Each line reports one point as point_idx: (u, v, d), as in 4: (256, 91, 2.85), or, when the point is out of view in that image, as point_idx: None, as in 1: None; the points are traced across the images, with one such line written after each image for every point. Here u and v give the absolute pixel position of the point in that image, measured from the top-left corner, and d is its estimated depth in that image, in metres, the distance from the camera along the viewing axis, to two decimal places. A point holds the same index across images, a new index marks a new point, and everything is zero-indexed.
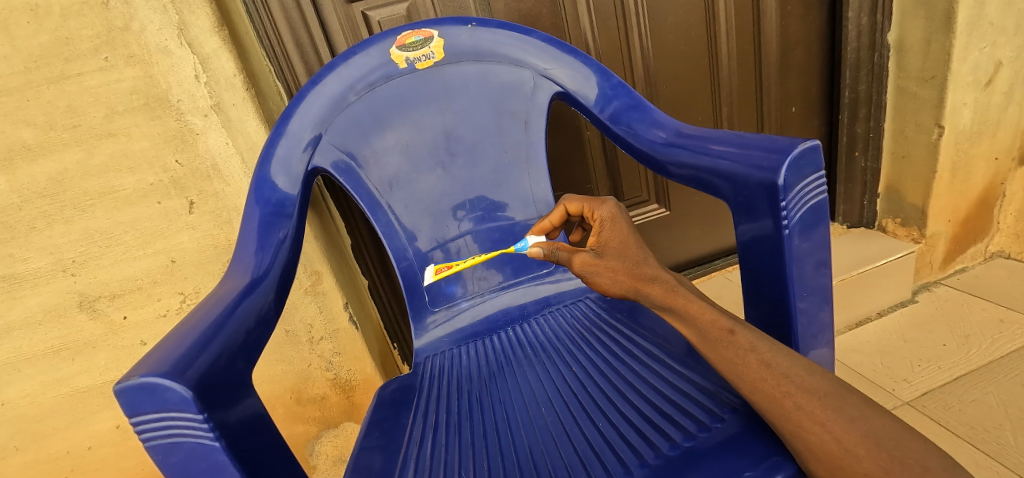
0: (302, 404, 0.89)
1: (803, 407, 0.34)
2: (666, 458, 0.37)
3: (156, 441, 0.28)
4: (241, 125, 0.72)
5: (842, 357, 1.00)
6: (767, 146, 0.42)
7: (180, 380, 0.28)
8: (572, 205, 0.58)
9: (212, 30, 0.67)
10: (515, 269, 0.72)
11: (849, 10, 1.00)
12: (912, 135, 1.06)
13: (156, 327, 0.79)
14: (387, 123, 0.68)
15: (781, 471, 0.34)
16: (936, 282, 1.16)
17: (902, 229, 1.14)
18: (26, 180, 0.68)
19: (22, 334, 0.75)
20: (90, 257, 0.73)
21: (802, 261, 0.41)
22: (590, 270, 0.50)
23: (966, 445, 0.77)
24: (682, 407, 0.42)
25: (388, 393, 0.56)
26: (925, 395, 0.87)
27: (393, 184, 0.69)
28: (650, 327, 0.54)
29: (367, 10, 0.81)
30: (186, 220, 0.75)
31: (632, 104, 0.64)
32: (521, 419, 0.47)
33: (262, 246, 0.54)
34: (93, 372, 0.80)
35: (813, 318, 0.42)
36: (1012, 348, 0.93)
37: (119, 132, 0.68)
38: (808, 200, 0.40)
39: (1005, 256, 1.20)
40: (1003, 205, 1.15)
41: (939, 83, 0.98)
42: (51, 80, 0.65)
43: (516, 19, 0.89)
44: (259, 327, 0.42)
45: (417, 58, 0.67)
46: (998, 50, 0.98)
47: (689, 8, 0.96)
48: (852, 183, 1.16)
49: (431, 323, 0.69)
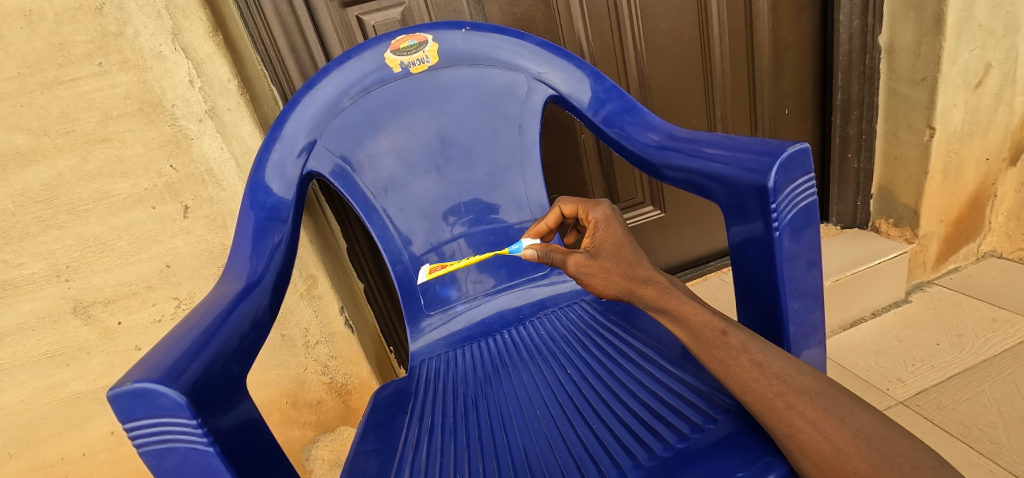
0: (298, 409, 0.89)
1: (794, 406, 0.34)
2: (660, 459, 0.38)
3: (150, 447, 0.29)
4: (235, 130, 0.72)
5: (836, 356, 1.00)
6: (758, 149, 0.43)
7: (174, 385, 0.28)
8: (566, 207, 0.59)
9: (206, 35, 0.67)
10: (510, 272, 0.72)
11: (841, 13, 1.01)
12: (904, 136, 1.07)
13: (151, 332, 0.79)
14: (381, 127, 0.68)
15: (773, 472, 0.34)
16: (930, 282, 1.17)
17: (895, 229, 1.15)
18: (20, 186, 0.68)
19: (15, 340, 0.75)
20: (83, 262, 0.73)
21: (793, 262, 0.41)
22: (585, 272, 0.51)
23: (960, 444, 0.77)
24: (677, 409, 0.42)
25: (384, 396, 0.56)
26: (919, 395, 0.88)
27: (388, 188, 0.69)
28: (645, 329, 0.55)
29: (362, 15, 0.82)
30: (181, 224, 0.74)
31: (626, 107, 0.65)
32: (516, 420, 0.47)
33: (257, 251, 0.55)
34: (88, 378, 0.80)
35: (806, 318, 0.43)
36: (1005, 347, 0.94)
37: (112, 137, 0.68)
38: (798, 202, 0.40)
39: (997, 256, 1.21)
40: (995, 205, 1.16)
41: (930, 85, 0.99)
42: (45, 86, 0.65)
43: (511, 23, 0.89)
44: (254, 331, 0.42)
45: (411, 63, 0.68)
46: (987, 52, 0.99)
47: (682, 11, 0.97)
48: (845, 185, 1.17)
49: (426, 327, 0.69)
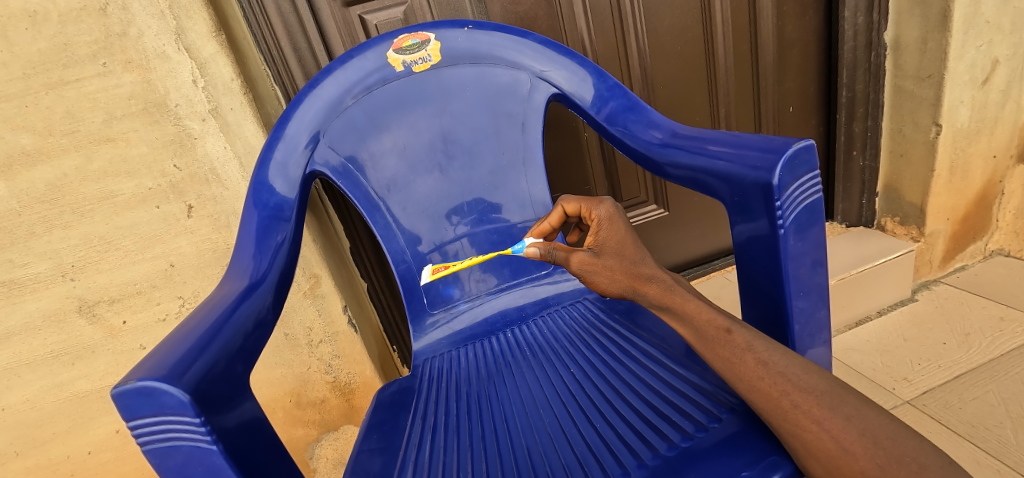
0: (302, 407, 0.90)
1: (800, 405, 0.34)
2: (664, 459, 0.37)
3: (154, 445, 0.29)
4: (238, 130, 0.72)
5: (842, 356, 1.00)
6: (763, 146, 0.43)
7: (177, 384, 0.28)
8: (569, 206, 0.58)
9: (209, 35, 0.67)
10: (513, 271, 0.72)
11: (845, 11, 1.00)
12: (910, 133, 1.06)
13: (156, 331, 0.80)
14: (384, 125, 0.68)
15: (778, 472, 0.34)
16: (936, 281, 1.16)
17: (901, 228, 1.14)
18: (25, 186, 0.68)
19: (22, 339, 0.75)
20: (89, 262, 0.73)
21: (797, 261, 0.41)
22: (588, 270, 0.50)
23: (967, 443, 0.77)
24: (681, 408, 0.42)
25: (388, 395, 0.56)
26: (925, 394, 0.87)
27: (391, 187, 0.69)
28: (649, 328, 0.54)
29: (364, 14, 0.82)
30: (185, 224, 0.75)
31: (629, 105, 0.65)
32: (519, 419, 0.47)
33: (260, 250, 0.55)
34: (93, 377, 0.80)
35: (811, 317, 0.42)
36: (1013, 346, 0.93)
37: (116, 137, 0.69)
38: (803, 200, 0.40)
39: (1004, 254, 1.20)
40: (1002, 202, 1.15)
41: (936, 82, 0.98)
42: (50, 86, 0.65)
43: (513, 21, 0.89)
44: (258, 330, 0.42)
45: (414, 62, 0.67)
46: (994, 48, 0.98)
47: (686, 8, 0.96)
48: (850, 183, 1.16)
49: (429, 325, 0.69)
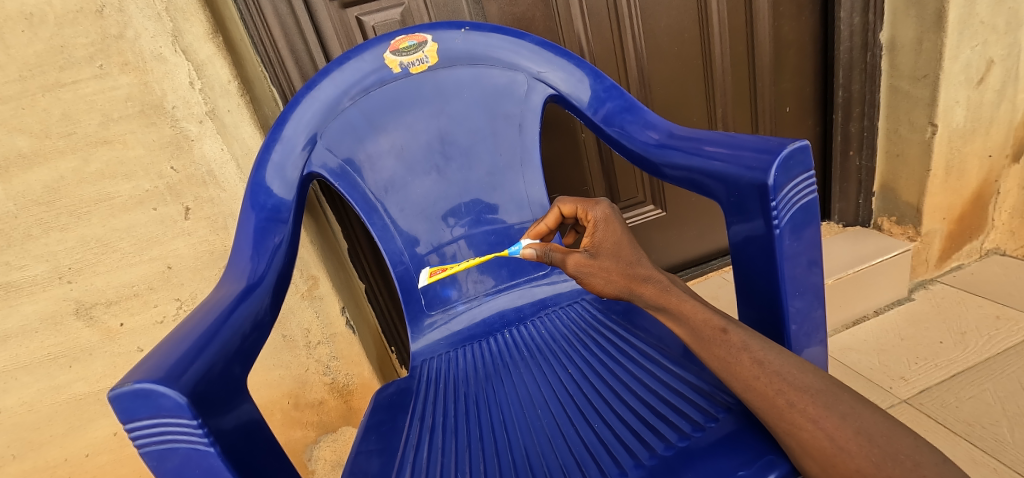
0: (299, 409, 0.90)
1: (795, 404, 0.34)
2: (661, 458, 0.38)
3: (150, 447, 0.29)
4: (236, 131, 0.72)
5: (839, 355, 1.00)
6: (758, 147, 0.43)
7: (174, 386, 0.28)
8: (566, 207, 0.59)
9: (206, 37, 0.67)
10: (511, 272, 0.72)
11: (842, 11, 1.01)
12: (906, 133, 1.07)
13: (153, 333, 0.79)
14: (381, 126, 0.68)
15: (774, 470, 0.34)
16: (933, 280, 1.16)
17: (897, 227, 1.15)
18: (22, 188, 0.68)
19: (19, 342, 0.75)
20: (86, 264, 0.73)
21: (793, 260, 0.41)
22: (584, 271, 0.50)
23: (964, 442, 0.77)
24: (678, 408, 0.42)
25: (386, 396, 0.56)
26: (922, 393, 0.87)
27: (388, 188, 0.69)
28: (646, 328, 0.55)
29: (362, 16, 0.82)
30: (182, 226, 0.75)
31: (625, 106, 0.65)
32: (517, 420, 0.47)
33: (258, 252, 0.55)
34: (90, 379, 0.80)
35: (807, 316, 0.42)
36: (1010, 344, 0.93)
37: (113, 139, 0.69)
38: (798, 200, 0.40)
39: (1001, 253, 1.21)
40: (998, 202, 1.16)
41: (931, 82, 0.99)
42: (46, 88, 0.65)
43: (511, 22, 0.89)
44: (255, 331, 0.42)
45: (411, 63, 0.68)
46: (989, 49, 0.98)
47: (683, 9, 0.96)
48: (847, 183, 1.17)
49: (427, 326, 0.69)
